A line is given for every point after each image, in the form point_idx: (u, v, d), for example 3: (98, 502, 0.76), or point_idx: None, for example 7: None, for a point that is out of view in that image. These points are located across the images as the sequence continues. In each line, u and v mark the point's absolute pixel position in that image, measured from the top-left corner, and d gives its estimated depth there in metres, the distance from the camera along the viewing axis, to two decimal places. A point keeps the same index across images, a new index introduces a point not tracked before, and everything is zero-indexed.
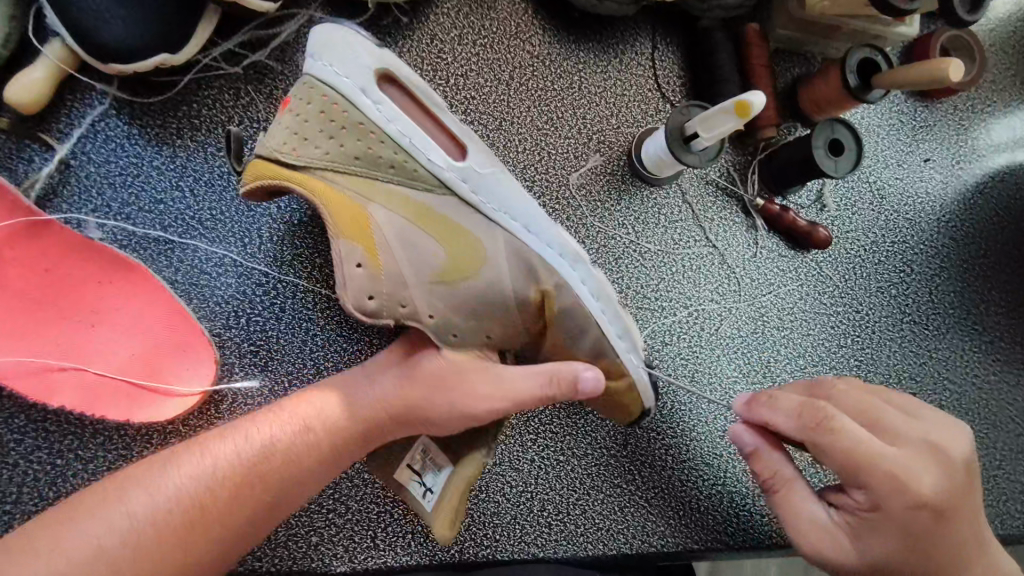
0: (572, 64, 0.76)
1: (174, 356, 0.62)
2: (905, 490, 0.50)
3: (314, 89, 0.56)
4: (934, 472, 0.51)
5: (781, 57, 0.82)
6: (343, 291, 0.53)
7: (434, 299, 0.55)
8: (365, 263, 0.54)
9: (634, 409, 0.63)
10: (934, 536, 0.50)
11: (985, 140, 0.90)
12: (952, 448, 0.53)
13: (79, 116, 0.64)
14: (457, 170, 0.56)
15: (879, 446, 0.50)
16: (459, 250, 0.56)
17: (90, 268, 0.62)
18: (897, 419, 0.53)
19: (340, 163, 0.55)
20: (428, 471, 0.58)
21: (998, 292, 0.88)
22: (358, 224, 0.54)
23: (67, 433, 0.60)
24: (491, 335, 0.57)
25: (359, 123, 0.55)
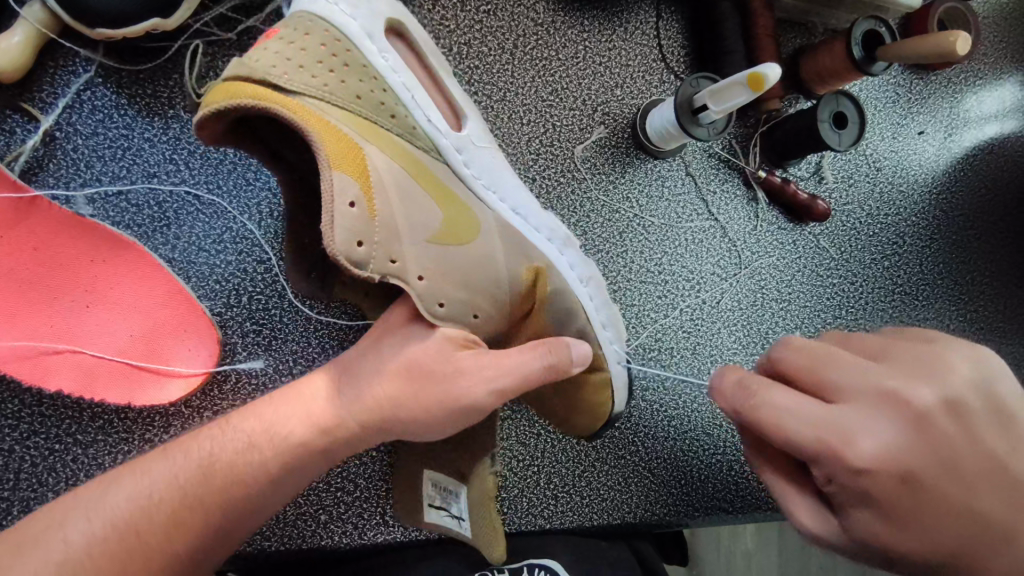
0: (577, 32, 0.75)
1: (173, 336, 0.60)
2: (854, 457, 0.43)
3: (311, 20, 0.52)
4: (886, 431, 0.43)
5: (784, 27, 0.82)
6: (331, 230, 0.44)
7: (426, 259, 0.50)
8: (360, 204, 0.46)
9: (601, 411, 0.65)
10: (910, 503, 0.43)
11: (976, 112, 0.91)
12: (920, 393, 0.44)
13: (63, 85, 0.60)
14: (455, 138, 0.57)
15: (816, 414, 0.44)
16: (455, 217, 0.53)
17: (80, 245, 0.59)
18: (846, 372, 0.45)
19: (336, 96, 0.49)
20: (450, 501, 0.60)
21: (983, 262, 0.91)
22: (355, 161, 0.46)
23: (65, 417, 0.58)
24: (477, 313, 0.54)
25: (362, 66, 0.52)
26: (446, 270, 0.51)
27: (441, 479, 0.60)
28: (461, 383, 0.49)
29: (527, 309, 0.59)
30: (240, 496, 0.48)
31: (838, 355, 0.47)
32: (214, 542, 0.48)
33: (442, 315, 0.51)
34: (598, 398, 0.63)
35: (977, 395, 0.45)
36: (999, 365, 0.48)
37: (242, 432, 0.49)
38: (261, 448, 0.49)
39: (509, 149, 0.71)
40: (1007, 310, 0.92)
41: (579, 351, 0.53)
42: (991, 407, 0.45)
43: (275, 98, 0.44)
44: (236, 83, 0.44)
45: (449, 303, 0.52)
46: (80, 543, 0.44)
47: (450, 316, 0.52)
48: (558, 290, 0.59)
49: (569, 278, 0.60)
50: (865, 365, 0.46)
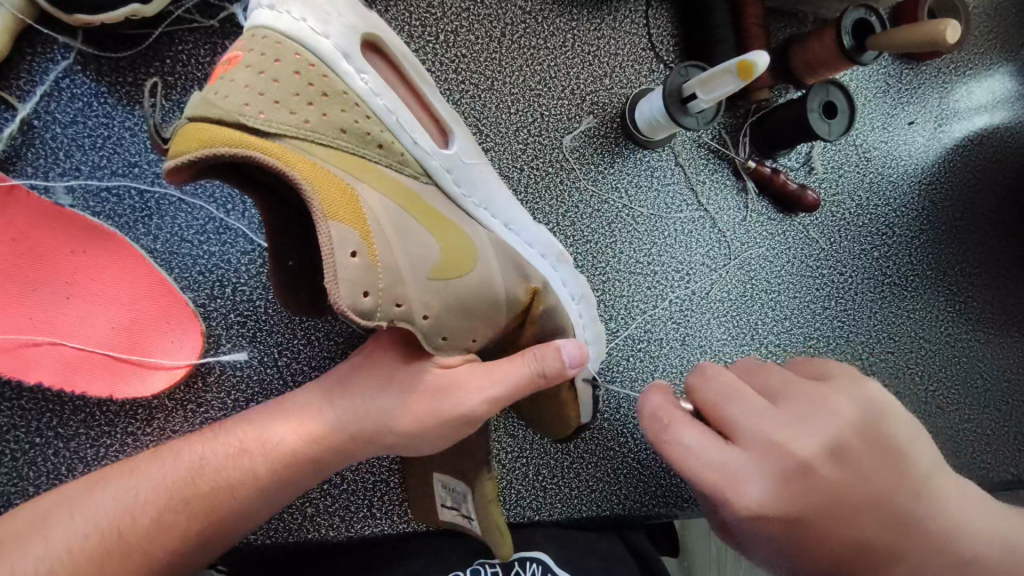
0: (565, 21, 0.74)
1: (157, 329, 0.59)
2: (739, 497, 0.47)
3: (280, 44, 0.47)
4: (771, 478, 0.47)
5: (775, 17, 0.82)
6: (335, 285, 0.41)
7: (430, 296, 0.48)
8: (361, 252, 0.43)
9: (568, 424, 0.65)
10: (801, 536, 0.46)
11: (966, 103, 0.91)
12: (803, 442, 0.48)
13: (41, 72, 0.59)
14: (443, 158, 0.53)
15: (710, 454, 0.49)
16: (454, 245, 0.50)
17: (60, 236, 0.58)
18: (740, 413, 0.51)
19: (318, 132, 0.46)
20: (458, 501, 0.60)
21: (972, 252, 0.91)
22: (350, 204, 0.44)
23: (46, 410, 0.57)
24: (477, 338, 0.52)
25: (340, 92, 0.48)
26: (449, 303, 0.49)
27: (449, 480, 0.61)
28: (458, 389, 0.49)
29: (520, 320, 0.58)
30: (224, 500, 0.48)
31: (741, 394, 0.52)
32: (199, 542, 0.48)
33: (445, 347, 0.50)
34: (569, 413, 0.63)
35: (856, 434, 0.49)
36: (880, 401, 0.52)
37: (233, 438, 0.50)
38: (252, 454, 0.49)
39: (496, 139, 0.70)
40: (996, 301, 0.92)
41: (574, 355, 0.51)
42: (874, 442, 0.49)
43: (259, 144, 0.42)
44: (214, 126, 0.42)
45: (451, 334, 0.50)
46: (61, 540, 0.44)
47: (452, 345, 0.51)
48: (553, 308, 0.58)
49: (561, 296, 0.60)
50: (754, 406, 0.51)
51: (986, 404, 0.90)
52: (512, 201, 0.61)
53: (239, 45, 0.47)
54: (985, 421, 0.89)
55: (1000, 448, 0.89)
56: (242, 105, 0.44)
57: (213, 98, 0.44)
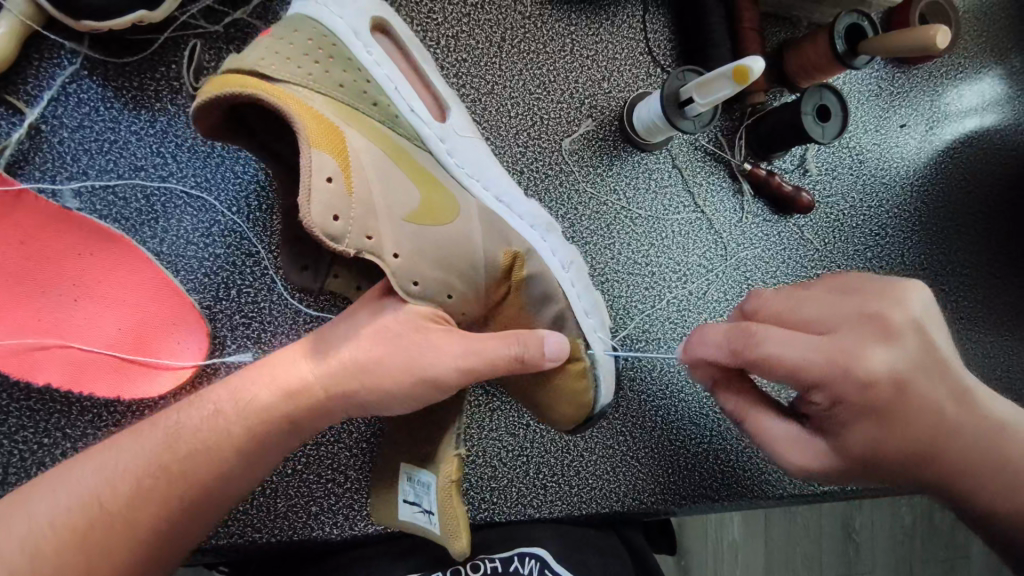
0: (564, 25, 0.75)
1: (163, 330, 0.60)
2: (862, 369, 0.45)
3: (300, 19, 0.54)
4: (883, 346, 0.45)
5: (769, 22, 0.83)
6: (308, 202, 0.44)
7: (403, 238, 0.50)
8: (337, 179, 0.46)
9: (584, 401, 0.62)
10: (899, 418, 0.46)
11: (957, 106, 0.93)
12: (899, 313, 0.46)
13: (48, 77, 0.60)
14: (436, 127, 0.58)
15: (810, 345, 0.45)
16: (434, 199, 0.53)
17: (66, 239, 0.58)
18: (819, 308, 0.47)
19: (321, 84, 0.50)
20: (421, 496, 0.57)
21: (964, 254, 0.92)
22: (334, 141, 0.47)
23: (54, 410, 0.58)
24: (453, 294, 0.54)
25: (347, 59, 0.54)
26: (422, 249, 0.51)
27: (415, 471, 0.58)
28: (431, 354, 0.49)
29: (503, 291, 0.58)
30: (205, 457, 0.48)
31: (809, 292, 0.49)
32: None
33: (416, 294, 0.51)
34: (575, 386, 0.60)
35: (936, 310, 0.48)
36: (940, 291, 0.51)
37: (206, 401, 0.51)
38: (225, 414, 0.50)
39: (496, 142, 0.71)
40: (987, 301, 0.94)
41: (556, 349, 0.51)
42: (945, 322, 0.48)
43: (266, 87, 0.46)
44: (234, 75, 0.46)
45: (424, 282, 0.51)
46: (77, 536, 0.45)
47: (426, 295, 0.52)
48: (536, 274, 0.58)
49: (549, 262, 0.61)
50: (835, 296, 0.48)
51: None
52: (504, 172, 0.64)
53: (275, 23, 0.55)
54: None
55: None
56: (258, 59, 0.49)
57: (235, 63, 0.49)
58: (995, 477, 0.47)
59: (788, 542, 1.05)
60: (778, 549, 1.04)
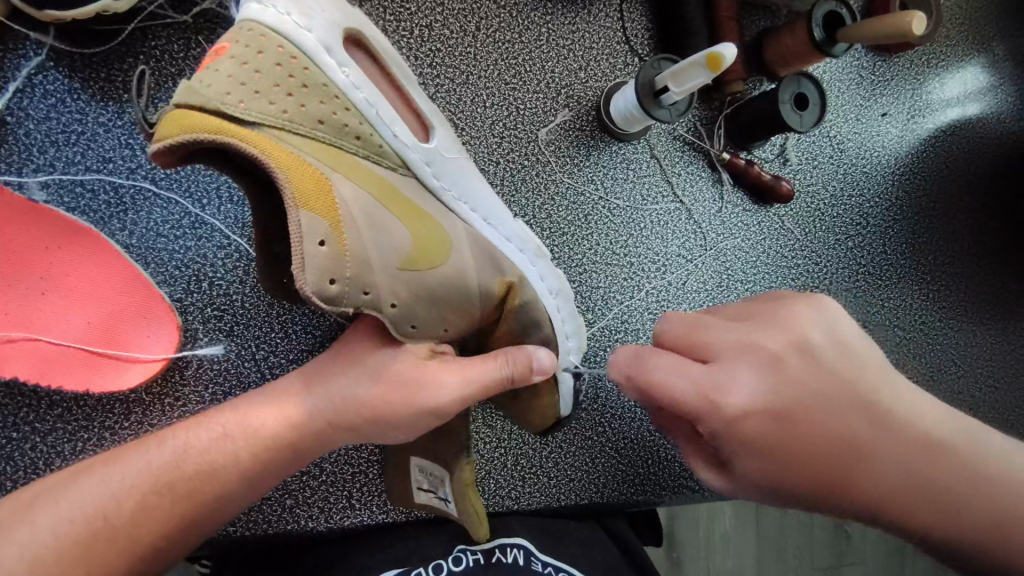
0: (540, 15, 0.75)
1: (133, 323, 0.59)
2: (730, 401, 0.47)
3: (262, 35, 0.48)
4: (755, 378, 0.48)
5: (748, 10, 0.82)
6: (301, 272, 0.43)
7: (399, 286, 0.50)
8: (329, 240, 0.45)
9: (550, 413, 0.64)
10: (791, 447, 0.47)
11: (940, 96, 0.93)
12: (778, 343, 0.49)
13: (14, 69, 0.59)
14: (422, 151, 0.56)
15: (694, 372, 0.48)
16: (427, 237, 0.52)
17: (32, 233, 0.57)
18: (713, 335, 0.50)
19: (295, 122, 0.47)
20: (436, 485, 0.62)
21: (946, 243, 0.92)
22: (324, 195, 0.45)
23: (24, 404, 0.58)
24: (448, 327, 0.55)
25: (322, 85, 0.49)
26: (419, 293, 0.51)
27: (426, 465, 0.62)
28: (430, 383, 0.50)
29: (494, 315, 0.59)
30: (211, 485, 0.49)
31: (707, 320, 0.52)
32: (182, 531, 0.49)
33: (414, 335, 0.52)
34: (545, 404, 0.62)
35: (825, 339, 0.50)
36: (840, 314, 0.52)
37: (217, 421, 0.52)
38: (233, 438, 0.51)
39: (471, 133, 0.71)
40: (970, 289, 0.94)
41: (543, 364, 0.53)
42: (836, 347, 0.50)
43: (242, 133, 0.43)
44: (196, 113, 0.43)
45: (419, 323, 0.52)
46: (47, 527, 0.45)
47: (421, 334, 0.53)
48: (529, 303, 0.59)
49: (538, 289, 0.61)
50: (727, 328, 0.50)
51: (958, 390, 0.92)
52: (491, 194, 0.62)
53: (228, 37, 0.49)
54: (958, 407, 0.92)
55: None
56: (223, 94, 0.45)
57: (196, 86, 0.45)
58: (906, 495, 0.47)
59: (779, 532, 1.05)
60: (768, 540, 1.04)
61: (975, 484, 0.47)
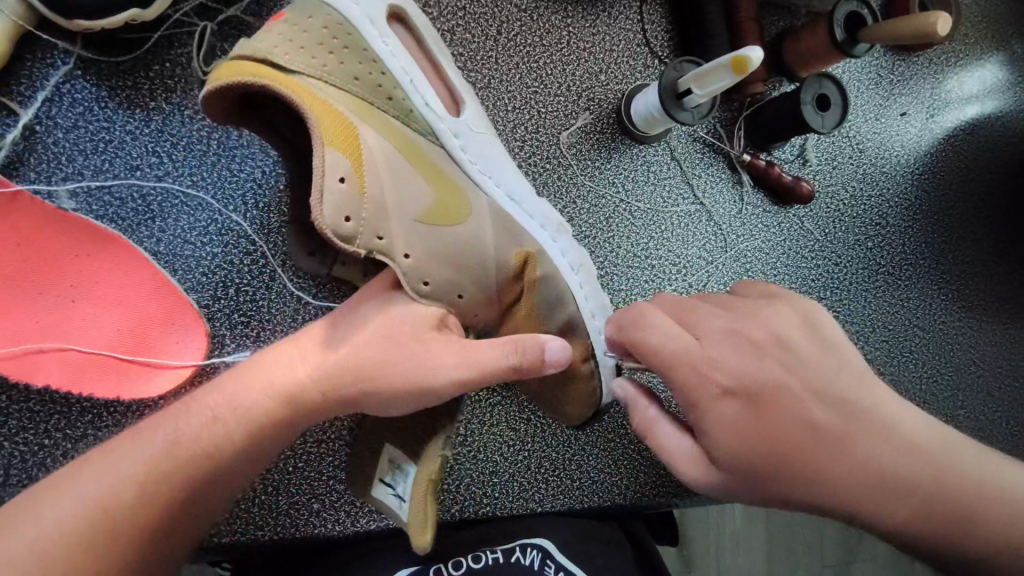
0: (560, 18, 0.74)
1: (162, 329, 0.60)
2: (711, 367, 0.48)
3: (316, 7, 0.54)
4: (741, 353, 0.49)
5: (768, 10, 0.82)
6: (320, 202, 0.45)
7: (415, 238, 0.52)
8: (349, 178, 0.47)
9: (590, 400, 0.62)
10: (765, 424, 0.47)
11: (959, 94, 0.93)
12: (765, 327, 0.50)
13: (42, 78, 0.59)
14: (451, 122, 0.57)
15: (680, 337, 0.50)
16: (447, 197, 0.54)
17: (64, 240, 0.58)
18: (701, 315, 0.52)
19: (334, 76, 0.52)
20: (396, 480, 0.55)
21: (965, 243, 0.92)
22: (345, 138, 0.48)
23: (54, 411, 0.58)
24: (462, 292, 0.55)
25: (360, 49, 0.54)
26: (433, 249, 0.53)
27: (397, 456, 0.55)
28: (430, 362, 0.49)
29: (516, 290, 0.59)
30: None
31: (694, 304, 0.53)
32: None
33: (425, 293, 0.53)
34: (580, 387, 0.60)
35: (804, 333, 0.50)
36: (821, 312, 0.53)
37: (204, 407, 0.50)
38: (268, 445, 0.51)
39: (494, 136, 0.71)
40: (988, 289, 0.93)
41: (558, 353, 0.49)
42: (808, 330, 0.51)
43: (284, 83, 0.47)
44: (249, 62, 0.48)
45: (433, 281, 0.53)
46: None
47: (433, 295, 0.54)
48: (549, 276, 0.58)
49: (559, 263, 0.60)
50: (714, 314, 0.52)
51: (978, 390, 0.92)
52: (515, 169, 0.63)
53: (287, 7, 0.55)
54: (977, 407, 0.92)
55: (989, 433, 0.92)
56: (274, 47, 0.51)
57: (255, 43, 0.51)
58: (873, 487, 0.45)
59: (791, 531, 1.06)
60: (783, 541, 1.05)
61: (926, 467, 0.45)
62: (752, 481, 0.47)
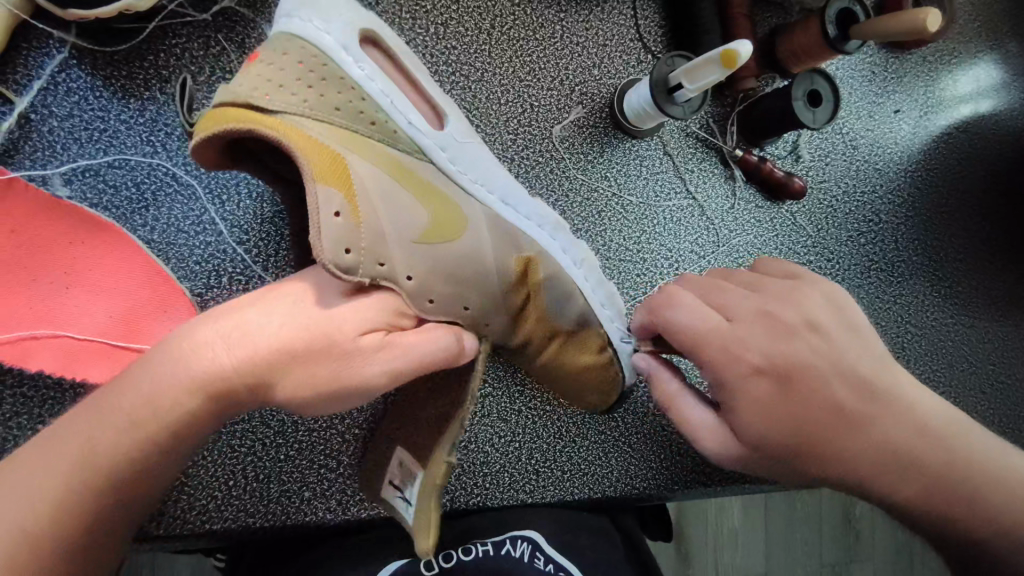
0: (553, 12, 0.75)
1: (155, 317, 0.60)
2: (742, 352, 0.50)
3: (288, 41, 0.54)
4: (769, 336, 0.51)
5: (761, 7, 0.83)
6: (317, 239, 0.46)
7: (414, 259, 0.52)
8: (344, 212, 0.48)
9: (612, 385, 0.64)
10: (793, 401, 0.49)
11: (952, 92, 0.93)
12: (794, 311, 0.52)
13: (37, 67, 0.60)
14: (437, 137, 0.58)
15: (712, 320, 0.52)
16: (442, 215, 0.54)
17: (60, 228, 0.59)
18: (731, 299, 0.54)
19: (315, 110, 0.51)
20: (405, 484, 0.55)
21: (958, 240, 0.93)
22: (335, 171, 0.48)
23: (48, 397, 0.57)
24: (467, 304, 0.55)
25: (339, 78, 0.53)
26: (434, 267, 0.53)
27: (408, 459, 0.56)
28: (357, 364, 0.48)
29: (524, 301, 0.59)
30: None
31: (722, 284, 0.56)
32: None
33: (432, 310, 0.53)
34: (602, 374, 0.63)
35: (829, 315, 0.53)
36: (844, 298, 0.55)
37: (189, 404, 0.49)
38: None
39: (487, 129, 0.71)
40: (981, 286, 0.94)
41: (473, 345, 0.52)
42: (839, 316, 0.53)
43: (267, 122, 0.48)
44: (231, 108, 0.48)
45: (437, 298, 0.53)
46: None
47: (441, 309, 0.53)
48: (553, 277, 0.59)
49: (563, 263, 0.61)
50: (743, 295, 0.54)
51: (971, 386, 0.92)
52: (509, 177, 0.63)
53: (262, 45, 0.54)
54: (970, 403, 0.92)
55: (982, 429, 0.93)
56: (253, 89, 0.50)
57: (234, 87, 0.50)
58: (885, 463, 0.48)
59: (787, 529, 1.06)
60: (777, 538, 1.05)
61: (936, 445, 0.48)
62: (775, 455, 0.49)
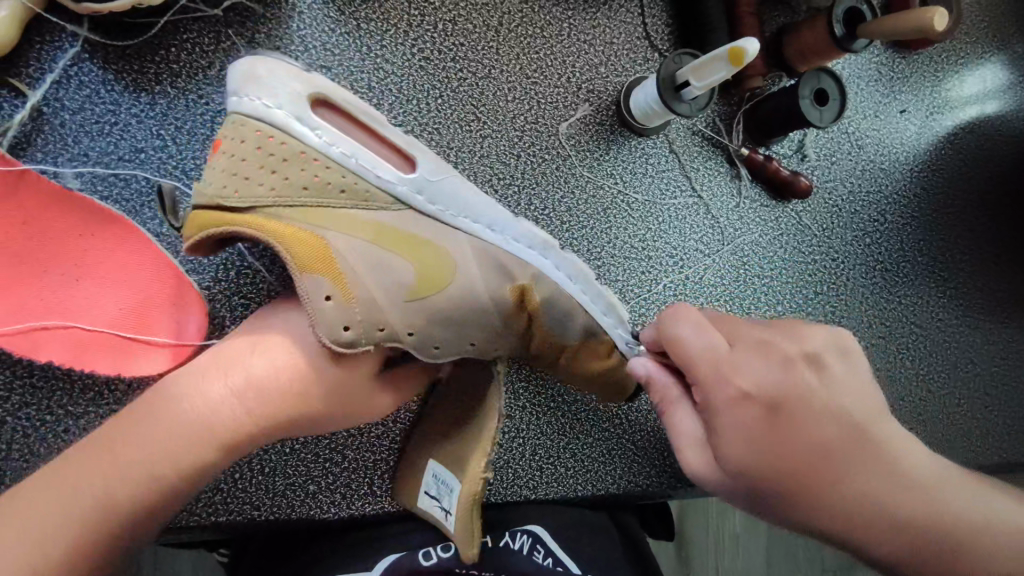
0: (561, 10, 0.75)
1: (164, 310, 0.60)
2: (736, 376, 0.46)
3: (241, 125, 0.53)
4: (773, 366, 0.47)
5: (768, 5, 0.83)
6: (316, 327, 0.49)
7: (411, 315, 0.53)
8: (336, 294, 0.50)
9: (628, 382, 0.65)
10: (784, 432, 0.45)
11: (958, 93, 0.93)
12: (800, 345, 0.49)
13: (49, 60, 0.60)
14: (410, 181, 0.56)
15: (710, 340, 0.49)
16: (426, 265, 0.54)
17: (69, 220, 0.59)
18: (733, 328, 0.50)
19: (283, 197, 0.52)
20: (442, 494, 0.59)
21: (963, 241, 0.93)
22: (322, 255, 0.51)
23: (56, 388, 0.59)
24: (475, 341, 0.56)
25: (299, 153, 0.53)
26: (433, 317, 0.54)
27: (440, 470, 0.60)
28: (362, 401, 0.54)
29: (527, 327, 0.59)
30: None
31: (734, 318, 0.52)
32: None
33: (440, 355, 0.55)
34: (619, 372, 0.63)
35: (839, 358, 0.49)
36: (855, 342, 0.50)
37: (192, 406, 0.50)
38: None
39: (494, 127, 0.72)
40: (986, 287, 0.94)
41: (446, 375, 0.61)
42: (845, 359, 0.49)
43: (247, 222, 0.50)
44: (211, 212, 0.51)
45: (443, 341, 0.54)
46: None
47: (450, 350, 0.55)
48: (548, 298, 0.58)
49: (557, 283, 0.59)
50: (753, 327, 0.51)
51: (975, 388, 0.92)
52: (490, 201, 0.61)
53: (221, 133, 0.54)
54: (975, 405, 0.92)
55: (987, 432, 0.92)
56: (223, 187, 0.51)
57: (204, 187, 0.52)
58: (866, 522, 0.43)
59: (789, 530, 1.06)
60: (781, 539, 1.05)
61: (928, 516, 0.43)
62: (756, 487, 0.45)
